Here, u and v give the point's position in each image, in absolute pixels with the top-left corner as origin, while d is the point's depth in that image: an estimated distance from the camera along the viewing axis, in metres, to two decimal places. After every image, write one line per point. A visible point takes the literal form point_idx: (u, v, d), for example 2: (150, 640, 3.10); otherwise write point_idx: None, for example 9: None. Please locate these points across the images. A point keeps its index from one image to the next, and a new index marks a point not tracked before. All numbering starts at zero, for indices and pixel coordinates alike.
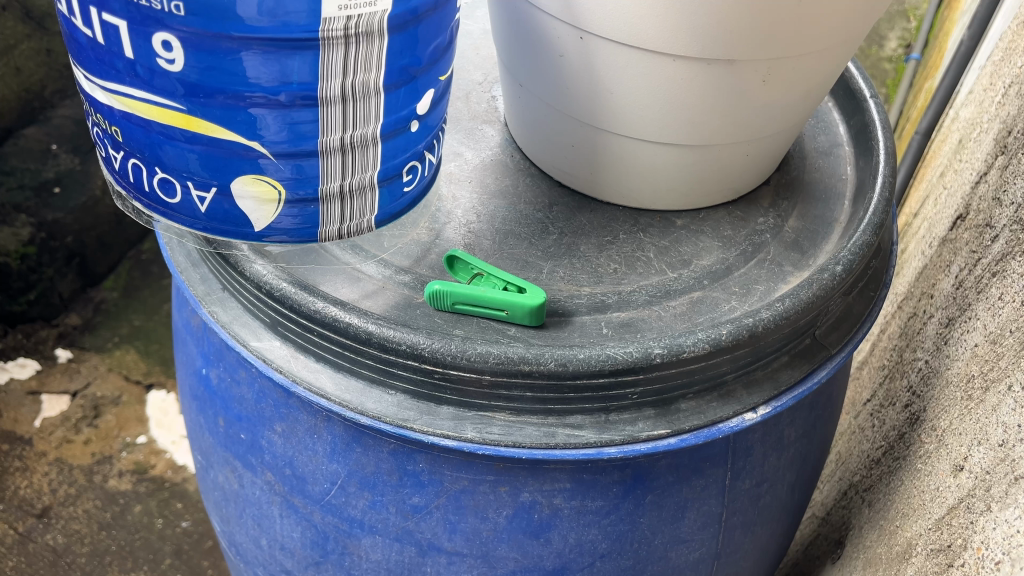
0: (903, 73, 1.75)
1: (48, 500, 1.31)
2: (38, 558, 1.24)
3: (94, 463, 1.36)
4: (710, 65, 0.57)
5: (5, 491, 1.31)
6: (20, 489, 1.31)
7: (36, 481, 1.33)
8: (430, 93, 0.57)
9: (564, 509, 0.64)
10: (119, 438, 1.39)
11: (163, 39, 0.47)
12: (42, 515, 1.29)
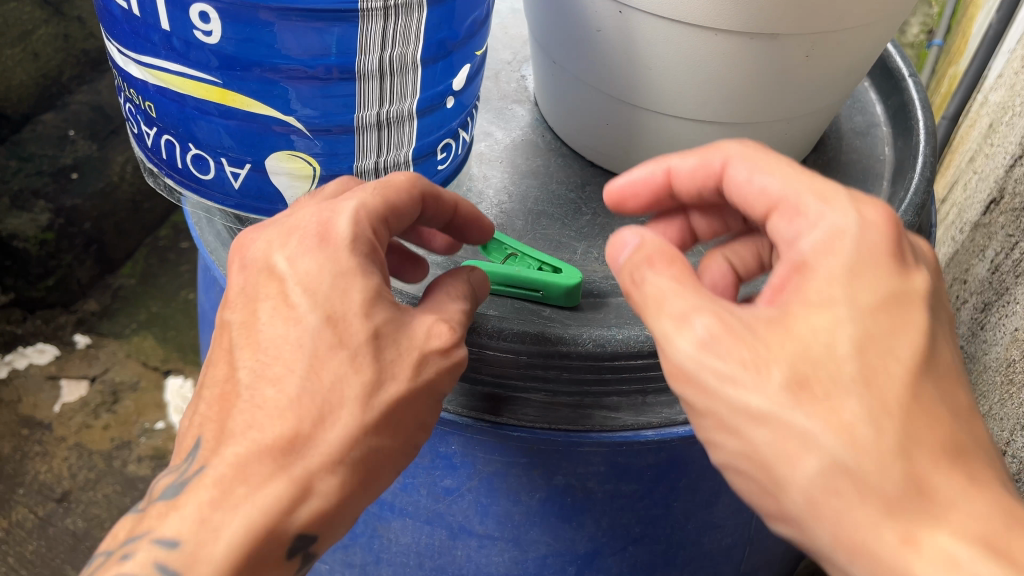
0: (927, 58, 1.73)
1: (67, 485, 1.31)
2: (59, 543, 1.25)
3: (113, 448, 1.36)
4: (753, 40, 0.56)
5: (25, 476, 1.31)
6: (40, 474, 1.32)
7: (56, 466, 1.33)
8: (465, 69, 0.56)
9: (598, 493, 0.63)
10: (137, 424, 1.39)
11: (200, 10, 0.46)
12: (62, 499, 1.29)
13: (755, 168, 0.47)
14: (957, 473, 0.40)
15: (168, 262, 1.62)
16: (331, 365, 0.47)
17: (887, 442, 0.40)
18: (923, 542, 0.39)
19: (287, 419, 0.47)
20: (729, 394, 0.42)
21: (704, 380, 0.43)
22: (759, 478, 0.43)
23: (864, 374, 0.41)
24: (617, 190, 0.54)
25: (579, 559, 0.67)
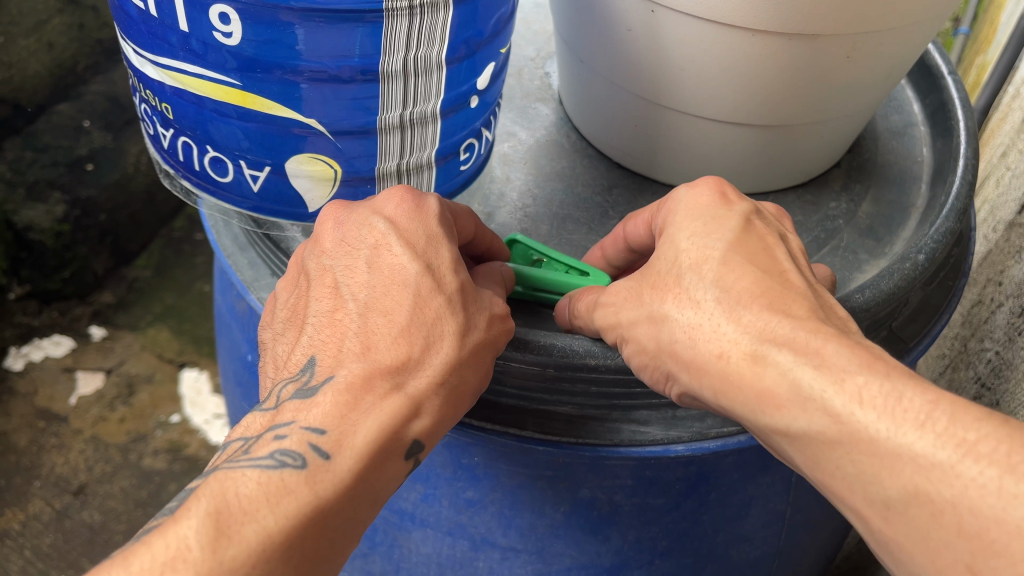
0: (955, 47, 1.68)
1: (84, 478, 1.30)
2: (75, 536, 1.24)
3: (130, 441, 1.35)
4: (792, 41, 0.53)
5: (42, 469, 1.31)
6: (56, 466, 1.31)
7: (72, 459, 1.32)
8: (490, 67, 0.54)
9: (624, 506, 0.61)
10: (153, 417, 1.39)
11: (220, 12, 0.45)
12: (78, 492, 1.29)
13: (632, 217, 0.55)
14: (765, 308, 0.45)
15: (183, 255, 1.61)
16: (433, 306, 0.48)
17: (707, 296, 0.46)
18: (737, 355, 0.44)
19: (401, 343, 0.47)
20: (615, 320, 0.50)
21: (601, 318, 0.51)
22: (643, 359, 0.49)
23: (691, 261, 0.48)
24: (561, 313, 0.55)
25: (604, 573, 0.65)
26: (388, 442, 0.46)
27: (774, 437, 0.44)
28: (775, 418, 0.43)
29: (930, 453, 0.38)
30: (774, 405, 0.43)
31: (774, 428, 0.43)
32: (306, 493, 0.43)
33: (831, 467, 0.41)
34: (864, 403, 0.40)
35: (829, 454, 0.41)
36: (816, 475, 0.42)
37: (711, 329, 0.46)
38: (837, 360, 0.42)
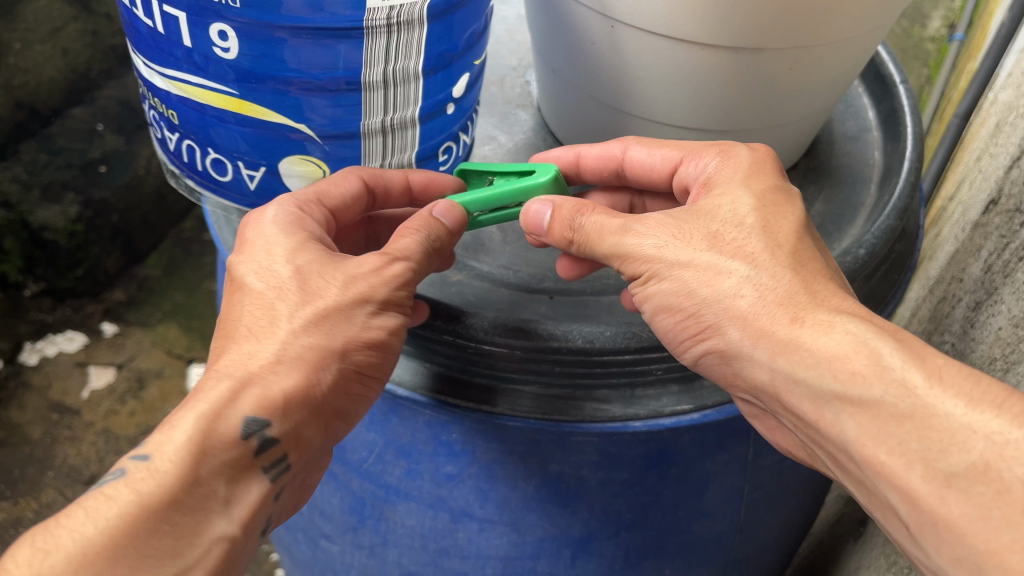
0: (947, 54, 1.73)
1: (95, 469, 1.37)
2: None
3: (138, 434, 1.41)
4: (738, 54, 0.59)
5: (55, 460, 1.37)
6: (69, 457, 1.38)
7: (84, 450, 1.39)
8: (465, 77, 0.60)
9: (591, 480, 0.67)
10: (161, 410, 1.45)
11: (220, 30, 0.50)
12: (90, 482, 1.35)
13: (647, 147, 0.63)
14: (839, 291, 0.52)
15: (192, 254, 1.67)
16: (264, 304, 0.53)
17: (782, 268, 0.52)
18: (810, 321, 0.50)
19: (234, 346, 0.53)
20: (658, 254, 0.54)
21: (644, 246, 0.55)
22: (686, 308, 0.54)
23: (764, 227, 0.54)
24: (537, 214, 0.58)
25: (575, 543, 0.71)
26: (211, 427, 0.50)
27: (824, 400, 0.49)
28: (833, 379, 0.48)
29: (1004, 431, 0.44)
30: (841, 369, 0.48)
31: (832, 390, 0.48)
32: (127, 494, 0.47)
33: (891, 434, 0.46)
34: (944, 383, 0.46)
35: (886, 417, 0.46)
36: (868, 442, 0.47)
37: (786, 295, 0.52)
38: (911, 343, 0.49)
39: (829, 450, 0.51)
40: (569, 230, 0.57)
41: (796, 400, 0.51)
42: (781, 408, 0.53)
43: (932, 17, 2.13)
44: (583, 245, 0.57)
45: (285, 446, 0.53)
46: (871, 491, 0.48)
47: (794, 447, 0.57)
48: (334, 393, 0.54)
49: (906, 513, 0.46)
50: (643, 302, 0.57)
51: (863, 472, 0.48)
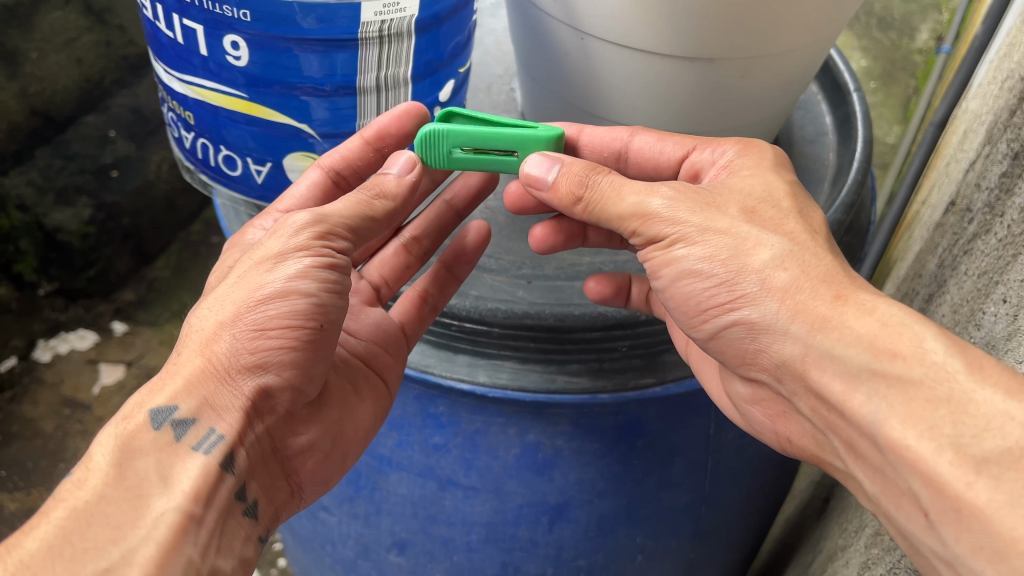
0: (934, 65, 1.79)
1: None
2: None
3: None
4: (694, 63, 0.66)
5: (67, 452, 1.44)
6: (80, 449, 1.45)
7: None
8: (450, 83, 0.67)
9: (565, 449, 0.73)
10: None
11: (232, 40, 0.57)
12: None
13: (657, 136, 0.68)
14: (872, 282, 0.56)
15: (200, 256, 1.74)
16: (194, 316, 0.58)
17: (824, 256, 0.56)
18: (853, 300, 0.54)
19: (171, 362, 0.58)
20: (686, 221, 0.58)
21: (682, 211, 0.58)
22: (718, 274, 0.57)
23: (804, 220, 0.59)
24: (545, 171, 0.61)
25: (551, 510, 0.77)
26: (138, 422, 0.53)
27: (856, 378, 0.52)
28: (870, 356, 0.51)
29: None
30: (882, 348, 0.51)
31: (868, 367, 0.51)
32: (66, 500, 0.50)
33: (922, 417, 0.48)
34: (984, 371, 0.49)
35: (919, 400, 0.49)
36: (897, 425, 0.49)
37: (828, 276, 0.55)
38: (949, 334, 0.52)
39: (847, 435, 0.54)
40: (580, 185, 0.60)
41: (824, 378, 0.54)
42: (801, 390, 0.57)
43: (921, 29, 2.15)
44: (592, 202, 0.60)
45: (207, 421, 0.55)
46: (891, 478, 0.51)
47: (806, 436, 0.61)
48: (249, 358, 0.56)
49: (927, 498, 0.48)
50: (667, 270, 0.60)
51: (883, 457, 0.51)
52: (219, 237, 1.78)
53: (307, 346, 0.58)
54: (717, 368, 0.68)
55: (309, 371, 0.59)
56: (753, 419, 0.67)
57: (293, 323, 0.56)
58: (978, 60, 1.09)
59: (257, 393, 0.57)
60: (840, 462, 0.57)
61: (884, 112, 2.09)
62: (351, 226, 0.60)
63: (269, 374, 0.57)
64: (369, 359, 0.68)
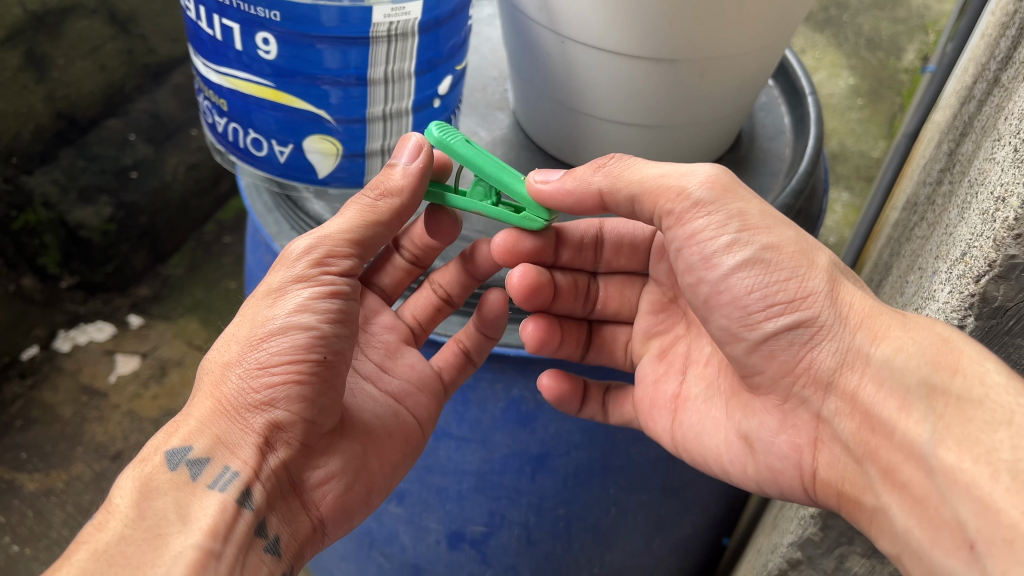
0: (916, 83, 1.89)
1: (120, 446, 1.53)
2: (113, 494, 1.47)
3: (160, 415, 1.58)
4: (658, 64, 0.76)
5: (84, 437, 1.54)
6: (97, 435, 1.54)
7: (111, 429, 1.55)
8: (448, 78, 0.78)
9: (546, 403, 0.83)
10: (182, 395, 1.61)
11: (264, 37, 0.68)
12: (116, 457, 1.52)
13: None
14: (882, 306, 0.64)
15: (212, 255, 1.85)
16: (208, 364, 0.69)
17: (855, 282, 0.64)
18: (910, 316, 0.60)
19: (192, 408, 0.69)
20: (747, 201, 0.63)
21: (733, 196, 0.63)
22: (783, 272, 0.61)
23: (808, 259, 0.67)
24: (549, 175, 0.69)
25: (533, 460, 0.87)
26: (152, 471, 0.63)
27: (914, 394, 0.58)
28: (931, 368, 0.57)
29: None
30: (944, 362, 0.57)
31: (928, 381, 0.57)
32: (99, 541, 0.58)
33: (977, 441, 0.54)
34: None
35: (977, 421, 0.54)
36: (954, 452, 0.54)
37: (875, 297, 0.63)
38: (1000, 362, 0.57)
39: (889, 461, 0.59)
40: (604, 159, 0.69)
41: (880, 396, 0.59)
42: (845, 408, 0.62)
43: (908, 50, 2.28)
44: (618, 166, 0.68)
45: (216, 457, 0.65)
46: (930, 510, 0.56)
47: (839, 467, 0.63)
48: (257, 395, 0.65)
49: (976, 528, 0.52)
50: (720, 264, 0.63)
51: (931, 484, 0.56)
52: (232, 237, 1.89)
53: (311, 377, 0.66)
54: (724, 417, 0.72)
55: (321, 403, 0.67)
56: (770, 454, 0.68)
57: (294, 357, 0.65)
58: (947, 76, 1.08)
59: (268, 427, 0.66)
60: (871, 498, 0.60)
61: (869, 127, 2.17)
62: (355, 239, 0.69)
63: (278, 407, 0.66)
64: (401, 396, 0.78)
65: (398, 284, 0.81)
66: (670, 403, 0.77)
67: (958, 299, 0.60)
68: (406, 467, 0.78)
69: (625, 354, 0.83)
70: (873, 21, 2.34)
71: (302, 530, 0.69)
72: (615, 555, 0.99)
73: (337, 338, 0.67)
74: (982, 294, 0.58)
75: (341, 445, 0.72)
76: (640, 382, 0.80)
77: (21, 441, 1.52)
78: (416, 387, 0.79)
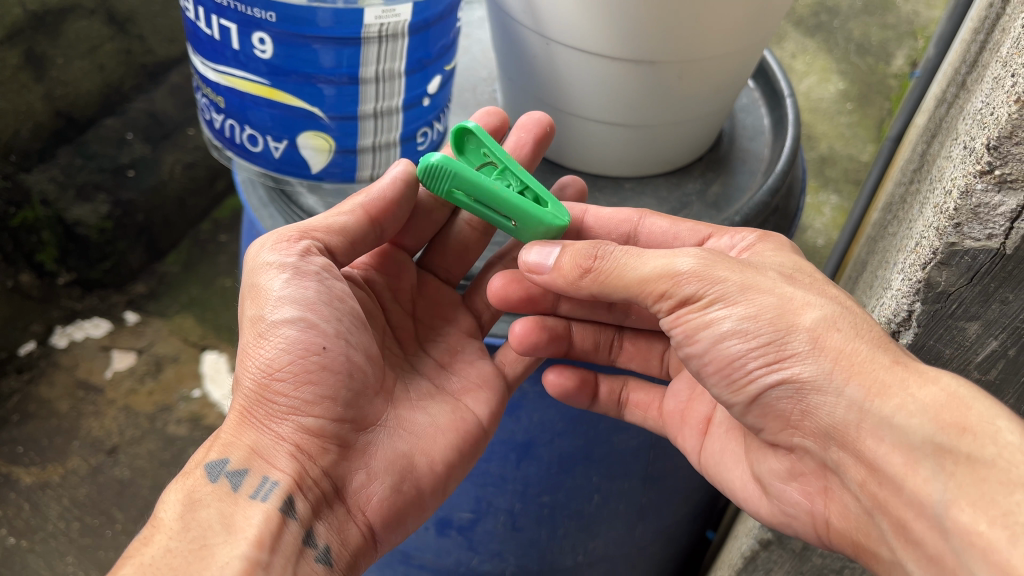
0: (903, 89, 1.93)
1: (116, 441, 1.56)
2: (108, 488, 1.50)
3: (156, 410, 1.61)
4: (637, 67, 0.79)
5: (80, 431, 1.56)
6: (93, 430, 1.57)
7: (107, 423, 1.58)
8: (437, 78, 0.81)
9: (530, 392, 0.86)
10: (177, 392, 1.64)
11: (260, 37, 0.71)
12: (111, 451, 1.54)
13: (670, 222, 0.78)
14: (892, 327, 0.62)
15: (208, 253, 1.88)
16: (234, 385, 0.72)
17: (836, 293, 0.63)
18: (912, 368, 0.58)
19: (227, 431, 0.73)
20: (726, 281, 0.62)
21: (716, 272, 0.63)
22: (762, 333, 0.61)
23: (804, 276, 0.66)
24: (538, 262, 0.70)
25: (519, 447, 0.90)
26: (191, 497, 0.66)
27: (919, 452, 0.55)
28: (936, 427, 0.55)
29: None
30: (950, 421, 0.54)
31: (933, 440, 0.55)
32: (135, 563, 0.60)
33: (993, 502, 0.52)
34: None
35: (991, 480, 0.52)
36: (966, 510, 0.52)
37: (880, 344, 0.59)
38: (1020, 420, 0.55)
39: (898, 515, 0.58)
40: (587, 257, 0.67)
41: (883, 450, 0.58)
42: (848, 459, 0.61)
43: (896, 56, 2.31)
44: (603, 267, 0.67)
45: (253, 467, 0.68)
46: (948, 570, 0.54)
47: (851, 517, 0.64)
48: (280, 404, 0.68)
49: None
50: (710, 331, 0.63)
51: (945, 544, 0.54)
52: (226, 235, 1.92)
53: (322, 375, 0.67)
54: (742, 454, 0.74)
55: (343, 402, 0.69)
56: (784, 501, 0.70)
57: (293, 355, 0.67)
58: (928, 81, 1.09)
59: (297, 432, 0.68)
60: (887, 552, 0.61)
61: (858, 131, 2.20)
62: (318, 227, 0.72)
63: (300, 412, 0.68)
64: (460, 394, 0.79)
65: (459, 268, 0.85)
66: (701, 425, 0.79)
67: (909, 286, 0.65)
68: (468, 463, 0.78)
69: (660, 362, 0.85)
70: (863, 27, 2.37)
71: (353, 538, 0.70)
72: (598, 543, 1.02)
73: (340, 332, 0.68)
74: (927, 279, 0.63)
75: (380, 442, 0.72)
76: (673, 396, 0.82)
77: (17, 435, 1.55)
78: (477, 386, 0.80)
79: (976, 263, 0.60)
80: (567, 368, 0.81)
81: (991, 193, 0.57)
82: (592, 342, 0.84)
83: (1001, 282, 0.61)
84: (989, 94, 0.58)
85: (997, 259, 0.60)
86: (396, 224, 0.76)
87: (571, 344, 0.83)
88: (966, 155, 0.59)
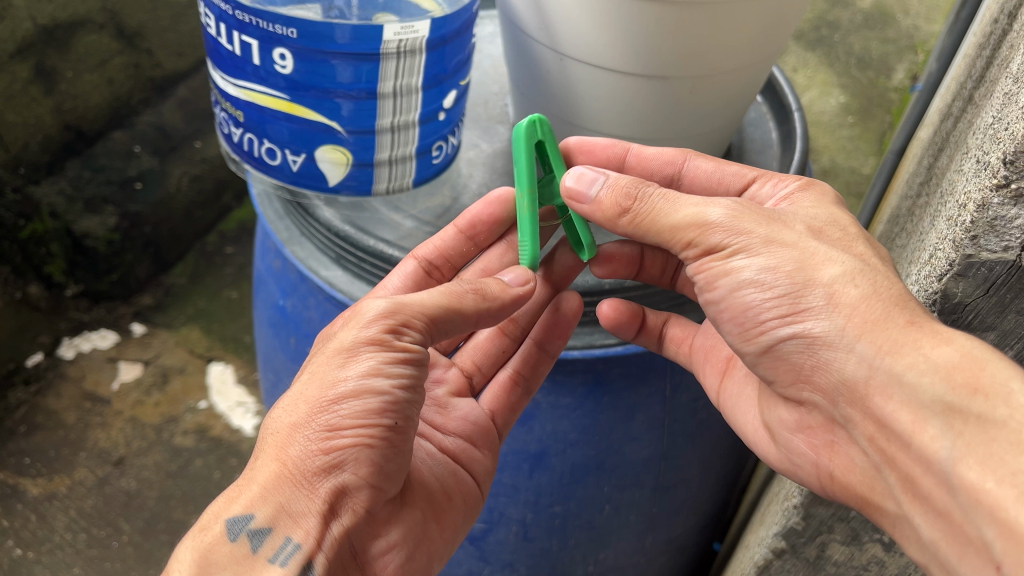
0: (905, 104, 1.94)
1: (123, 452, 1.56)
2: (114, 499, 1.49)
3: (163, 421, 1.61)
4: (650, 81, 0.81)
5: (87, 442, 1.57)
6: (100, 440, 1.57)
7: (113, 434, 1.58)
8: (453, 93, 0.82)
9: (542, 402, 0.89)
10: (183, 403, 1.64)
11: (280, 53, 0.72)
12: (118, 463, 1.54)
13: (715, 164, 0.79)
14: None
15: (214, 265, 1.90)
16: (264, 426, 0.68)
17: None
18: (926, 327, 0.57)
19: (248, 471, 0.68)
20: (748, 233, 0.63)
21: (744, 224, 0.64)
22: (784, 287, 0.61)
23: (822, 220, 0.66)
24: (579, 192, 0.70)
25: (531, 457, 0.91)
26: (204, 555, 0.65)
27: (928, 410, 0.55)
28: (947, 387, 0.55)
29: None
30: (962, 381, 0.54)
31: (944, 399, 0.54)
32: None
33: (1002, 462, 0.51)
34: None
35: (1001, 441, 0.52)
36: (974, 471, 0.52)
37: (897, 304, 0.59)
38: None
39: (907, 471, 0.58)
40: (628, 197, 0.68)
41: (892, 407, 0.58)
42: (859, 416, 0.61)
43: (897, 69, 2.29)
44: (641, 210, 0.68)
45: (280, 526, 0.64)
46: (955, 525, 0.55)
47: (856, 471, 0.65)
48: (322, 463, 0.64)
49: (1002, 550, 0.51)
50: (729, 280, 0.64)
51: (953, 501, 0.54)
52: (233, 247, 1.94)
53: (379, 444, 0.65)
54: (755, 399, 0.77)
55: (388, 469, 0.67)
56: (792, 449, 0.72)
57: (365, 421, 0.64)
58: (934, 93, 1.10)
59: (334, 493, 0.65)
60: (894, 505, 0.61)
61: (859, 144, 2.23)
62: (431, 317, 0.69)
63: (345, 476, 0.65)
64: (458, 456, 0.80)
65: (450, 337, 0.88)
66: (722, 364, 0.81)
67: (924, 296, 0.66)
68: (465, 528, 0.80)
69: None
70: (864, 41, 2.33)
71: None
72: (609, 553, 1.03)
73: (406, 399, 0.67)
74: (943, 291, 0.64)
75: (403, 517, 0.72)
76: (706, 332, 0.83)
77: (24, 446, 1.55)
78: (468, 442, 0.81)
79: (992, 274, 0.62)
80: (621, 302, 0.81)
81: (1007, 206, 0.58)
82: (659, 269, 0.85)
83: (1017, 294, 0.62)
84: (1001, 110, 0.59)
85: (1013, 270, 0.61)
86: (488, 322, 0.74)
87: (640, 268, 0.85)
88: (980, 168, 0.60)
